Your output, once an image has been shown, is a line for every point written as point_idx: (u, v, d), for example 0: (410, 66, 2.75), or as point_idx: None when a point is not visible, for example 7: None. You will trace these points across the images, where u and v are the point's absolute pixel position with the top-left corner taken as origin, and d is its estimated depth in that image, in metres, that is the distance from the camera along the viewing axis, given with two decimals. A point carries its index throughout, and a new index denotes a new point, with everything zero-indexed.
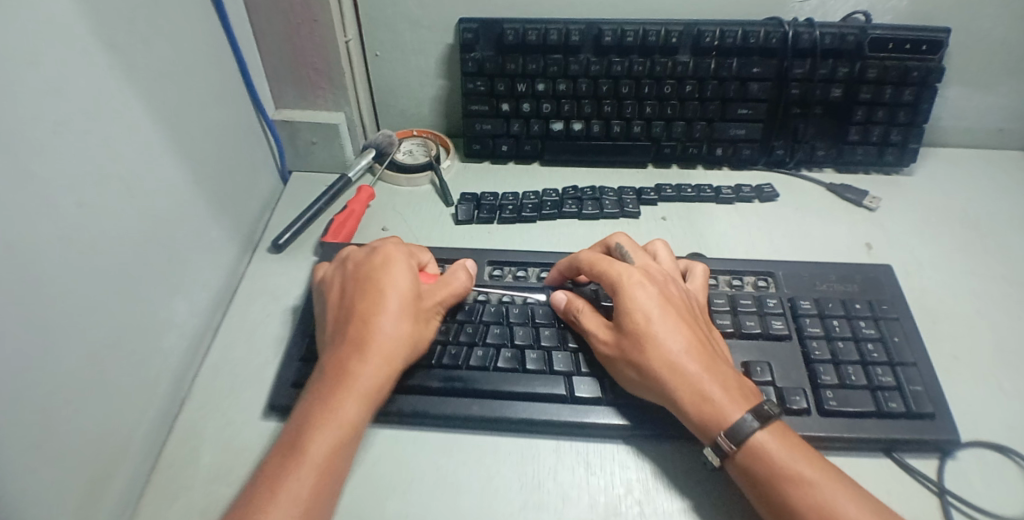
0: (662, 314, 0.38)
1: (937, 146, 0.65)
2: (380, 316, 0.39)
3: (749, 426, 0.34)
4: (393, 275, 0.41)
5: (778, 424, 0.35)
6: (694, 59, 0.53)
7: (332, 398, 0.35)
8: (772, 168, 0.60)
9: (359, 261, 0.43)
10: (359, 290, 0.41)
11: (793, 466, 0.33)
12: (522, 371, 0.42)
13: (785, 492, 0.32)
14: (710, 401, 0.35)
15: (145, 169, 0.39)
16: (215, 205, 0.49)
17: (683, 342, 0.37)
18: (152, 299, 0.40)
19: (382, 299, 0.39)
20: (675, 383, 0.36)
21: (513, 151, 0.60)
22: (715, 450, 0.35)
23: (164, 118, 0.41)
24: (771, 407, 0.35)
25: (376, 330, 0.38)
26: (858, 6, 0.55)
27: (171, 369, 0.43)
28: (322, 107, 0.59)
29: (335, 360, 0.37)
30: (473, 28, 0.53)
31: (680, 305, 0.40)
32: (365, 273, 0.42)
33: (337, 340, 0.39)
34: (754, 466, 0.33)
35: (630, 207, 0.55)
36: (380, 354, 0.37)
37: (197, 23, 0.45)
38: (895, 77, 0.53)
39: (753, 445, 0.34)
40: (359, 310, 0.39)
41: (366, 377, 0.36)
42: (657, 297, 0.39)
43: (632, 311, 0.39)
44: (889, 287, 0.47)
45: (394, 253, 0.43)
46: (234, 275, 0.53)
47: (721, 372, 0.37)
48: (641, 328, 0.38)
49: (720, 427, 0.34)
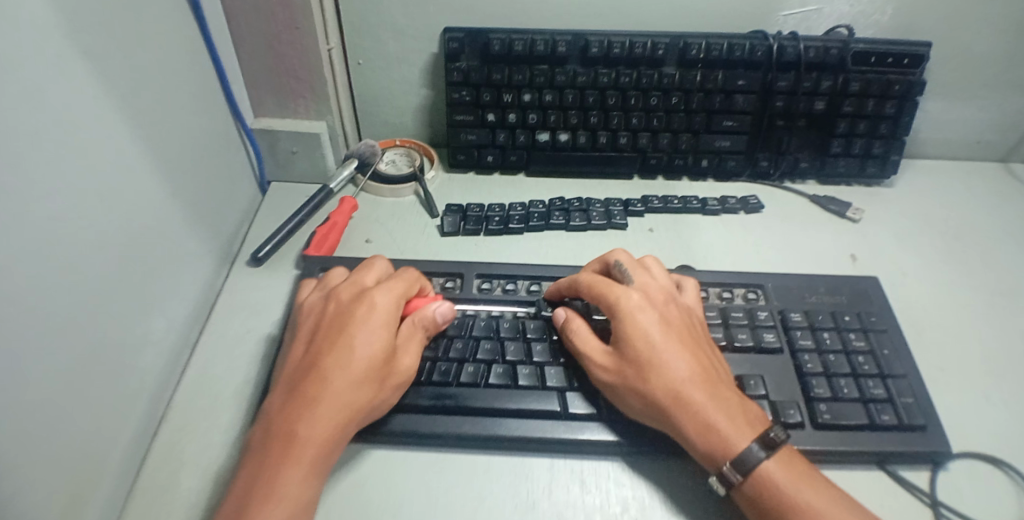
0: (665, 338, 0.38)
1: (915, 158, 0.66)
2: (338, 373, 0.35)
3: (757, 455, 0.33)
4: (367, 324, 0.38)
5: (784, 449, 0.34)
6: (680, 70, 0.53)
7: (277, 470, 0.32)
8: (757, 180, 0.60)
9: (340, 297, 0.40)
10: (326, 334, 0.38)
11: (797, 496, 0.32)
12: (515, 387, 0.41)
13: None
14: (717, 435, 0.34)
15: (123, 179, 0.37)
16: (193, 215, 0.47)
17: (692, 380, 0.36)
18: (127, 315, 0.38)
19: (345, 351, 0.36)
20: (681, 412, 0.35)
21: (499, 162, 0.59)
22: (721, 479, 0.34)
23: (140, 124, 0.40)
24: (778, 434, 0.34)
25: (331, 391, 0.35)
26: (841, 20, 0.56)
27: (147, 390, 0.40)
28: (303, 115, 0.57)
29: (280, 421, 0.34)
30: (459, 37, 0.53)
31: (687, 336, 0.39)
32: (339, 314, 0.39)
33: (286, 395, 0.35)
34: (761, 496, 0.33)
35: (618, 218, 0.54)
36: (329, 419, 0.34)
37: (175, 25, 0.44)
38: (877, 90, 0.54)
39: (760, 475, 0.33)
40: (319, 363, 0.36)
41: (311, 445, 0.33)
42: (658, 329, 0.38)
43: (636, 343, 0.38)
44: (877, 298, 0.47)
45: (379, 295, 0.39)
46: (212, 289, 0.51)
47: (729, 401, 0.36)
48: (646, 353, 0.37)
49: (727, 456, 0.34)
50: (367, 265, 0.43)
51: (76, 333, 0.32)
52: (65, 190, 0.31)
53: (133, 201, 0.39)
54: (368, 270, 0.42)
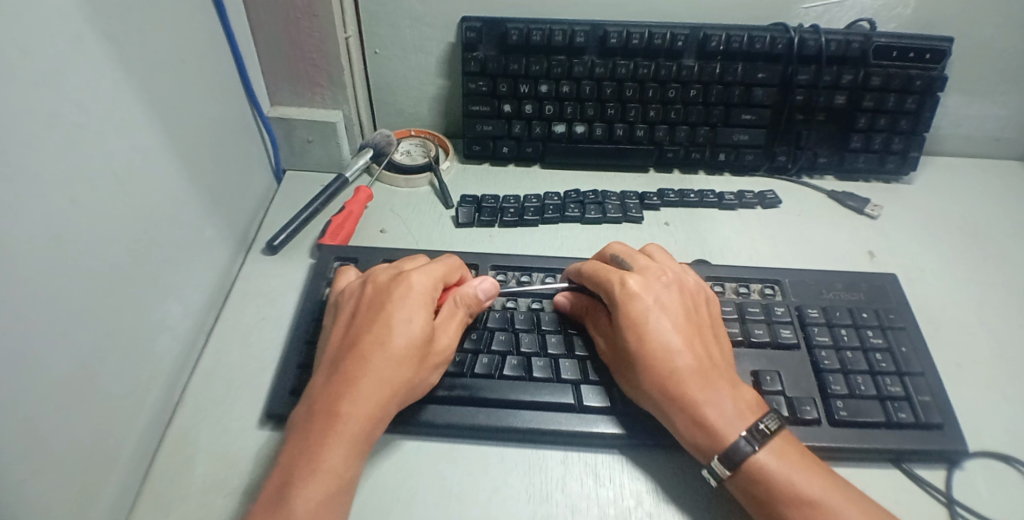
0: (670, 326, 0.38)
1: (934, 154, 0.66)
2: (378, 352, 0.35)
3: (745, 450, 0.33)
4: (406, 304, 0.38)
5: (779, 440, 0.34)
6: (699, 62, 0.52)
7: (319, 446, 0.32)
8: (774, 175, 0.59)
9: (378, 279, 0.40)
10: (367, 314, 0.38)
11: (791, 489, 0.32)
12: (529, 379, 0.41)
13: (786, 514, 0.32)
14: (709, 424, 0.34)
15: (140, 165, 0.37)
16: (208, 203, 0.47)
17: (687, 368, 0.36)
18: (145, 301, 0.38)
19: (382, 329, 0.36)
20: (685, 398, 0.35)
21: (513, 153, 0.58)
22: (713, 473, 0.34)
23: (158, 110, 0.40)
24: (769, 425, 0.34)
25: (371, 370, 0.35)
26: (863, 13, 0.55)
27: (162, 374, 0.41)
28: (318, 104, 0.57)
29: (325, 400, 0.34)
30: (476, 26, 0.52)
31: (688, 324, 0.39)
32: (377, 295, 0.39)
33: (330, 372, 0.36)
34: (754, 489, 0.33)
35: (633, 212, 0.54)
36: (371, 398, 0.34)
37: (191, 12, 0.43)
38: (898, 85, 0.53)
39: (753, 466, 0.33)
40: (359, 342, 0.36)
41: (355, 422, 0.33)
42: (661, 314, 0.39)
43: (631, 330, 0.38)
44: (895, 295, 0.47)
45: (416, 277, 0.39)
46: (227, 277, 0.51)
47: (721, 390, 0.36)
48: (652, 340, 0.37)
49: (718, 448, 0.34)
50: (408, 256, 0.44)
51: (94, 319, 0.32)
52: (83, 175, 0.31)
53: (150, 187, 0.39)
54: (409, 260, 0.43)
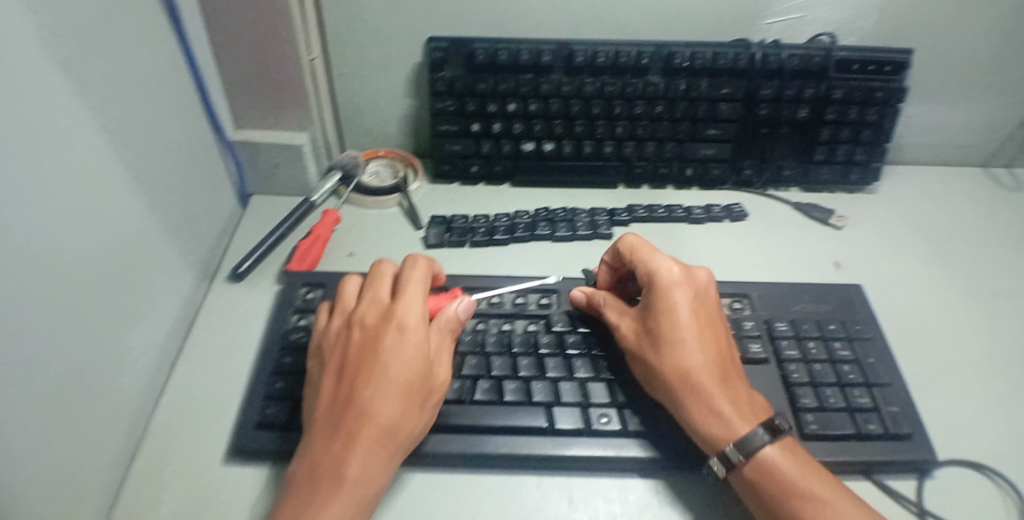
0: (693, 320, 0.40)
1: (897, 163, 0.67)
2: (380, 405, 0.35)
3: (761, 439, 0.35)
4: (400, 348, 0.37)
5: (787, 439, 0.36)
6: (664, 79, 0.53)
7: (318, 511, 0.31)
8: (741, 188, 0.60)
9: (365, 321, 0.39)
10: (359, 364, 0.37)
11: (797, 483, 0.33)
12: (501, 403, 0.40)
13: (795, 507, 0.33)
14: (721, 417, 0.36)
15: (101, 194, 0.37)
16: (171, 231, 0.46)
17: (707, 365, 0.38)
18: (107, 335, 0.37)
19: (380, 377, 0.36)
20: (698, 393, 0.37)
21: (483, 172, 0.58)
22: (722, 461, 0.35)
23: (117, 137, 0.39)
24: (781, 422, 0.36)
25: (372, 421, 0.34)
26: (825, 27, 0.56)
27: (127, 409, 0.40)
28: (283, 127, 0.56)
29: (324, 460, 0.33)
30: (442, 46, 0.52)
31: (710, 321, 0.41)
32: (367, 340, 0.38)
33: (325, 431, 0.34)
34: (762, 481, 0.34)
35: (603, 228, 0.53)
36: (373, 454, 0.34)
37: (150, 37, 0.43)
38: (860, 97, 0.54)
39: (763, 459, 0.34)
40: (356, 395, 0.35)
41: (359, 483, 0.33)
42: (691, 308, 0.40)
43: (663, 320, 0.40)
44: (862, 306, 0.47)
45: (406, 315, 0.39)
46: (191, 306, 0.50)
47: (736, 390, 0.37)
48: (674, 334, 0.39)
49: (729, 438, 0.35)
50: (379, 279, 0.42)
51: (59, 352, 0.31)
52: (46, 206, 0.30)
53: (111, 216, 0.38)
54: (382, 285, 0.42)
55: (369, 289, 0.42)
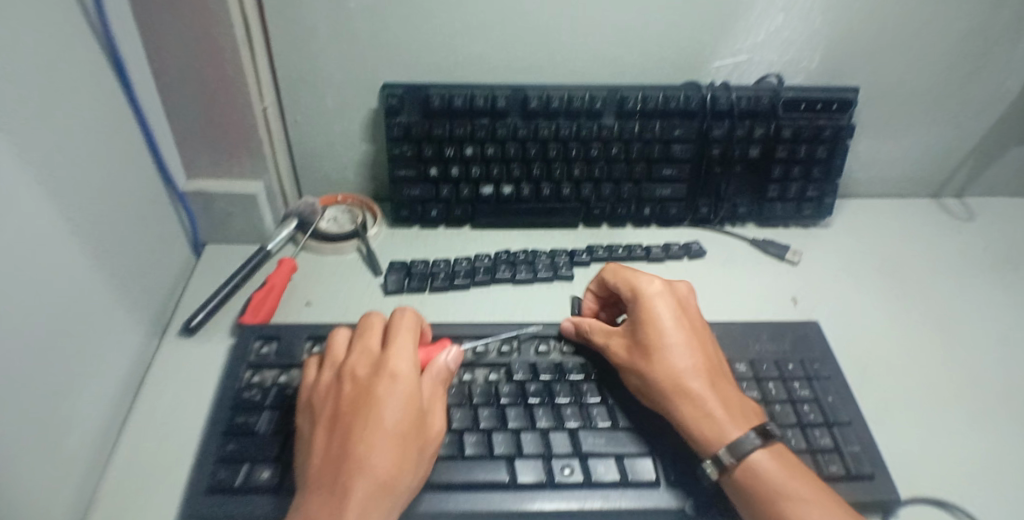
0: (678, 328, 0.42)
1: (849, 196, 0.69)
2: (375, 458, 0.33)
3: (752, 442, 0.36)
4: (394, 397, 0.36)
5: (777, 445, 0.37)
6: (619, 121, 0.54)
7: None
8: (698, 225, 0.61)
9: (355, 372, 0.38)
10: (352, 416, 0.35)
11: (786, 488, 0.34)
12: (461, 457, 0.39)
13: (787, 514, 0.33)
14: (715, 421, 0.37)
15: (47, 249, 0.35)
16: (118, 285, 0.45)
17: (695, 369, 0.40)
18: (54, 397, 0.35)
19: (375, 431, 0.34)
20: (690, 397, 0.39)
21: (443, 216, 0.58)
22: (715, 464, 0.36)
23: (62, 191, 0.37)
24: (771, 426, 0.37)
25: (370, 474, 0.33)
26: (770, 69, 0.58)
27: (72, 476, 0.37)
28: (237, 176, 0.56)
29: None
30: (397, 93, 0.52)
31: (694, 330, 0.43)
32: (359, 392, 0.36)
33: (317, 489, 0.32)
34: (753, 488, 0.35)
35: (563, 270, 0.54)
36: (371, 510, 0.32)
37: (97, 87, 0.42)
38: (808, 135, 0.55)
39: (753, 462, 0.35)
40: (350, 449, 0.33)
41: None
42: (674, 316, 0.43)
43: (648, 329, 0.42)
44: (818, 344, 0.47)
45: (398, 363, 0.38)
46: (140, 364, 0.48)
47: (726, 394, 0.39)
48: (661, 341, 0.41)
49: (723, 441, 0.36)
50: (368, 328, 0.41)
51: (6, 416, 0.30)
52: None
53: (57, 273, 0.36)
54: (370, 334, 0.41)
55: (357, 339, 0.41)
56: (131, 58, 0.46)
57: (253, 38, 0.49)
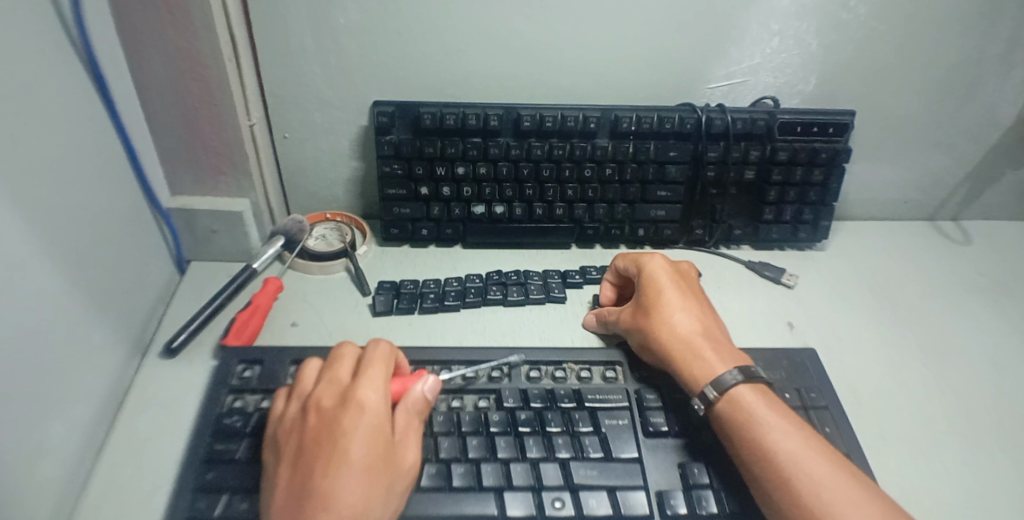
0: (676, 292, 0.47)
1: (843, 218, 0.68)
2: (340, 494, 0.32)
3: (733, 377, 0.39)
4: (360, 430, 0.35)
5: (760, 385, 0.40)
6: (612, 142, 0.53)
7: None
8: (693, 246, 0.60)
9: (322, 403, 0.37)
10: (317, 451, 0.34)
11: (765, 416, 0.37)
12: (449, 488, 0.37)
13: (767, 436, 0.36)
14: (703, 363, 0.41)
15: (22, 268, 0.34)
16: (97, 305, 0.43)
17: (688, 323, 0.44)
18: (28, 424, 0.34)
19: (340, 465, 0.33)
20: (681, 343, 0.42)
21: (433, 234, 0.57)
22: (702, 399, 0.40)
23: (40, 206, 0.36)
24: (755, 370, 0.41)
25: (334, 512, 0.31)
26: (765, 92, 0.57)
27: (44, 507, 0.35)
28: (223, 193, 0.55)
29: None
30: (388, 111, 0.51)
31: (693, 297, 0.47)
32: (325, 426, 0.35)
33: None
34: (736, 414, 0.38)
35: (555, 291, 0.53)
36: None
37: (78, 98, 0.41)
38: (804, 158, 0.55)
39: (736, 395, 0.39)
40: (313, 486, 0.32)
41: None
42: (674, 284, 0.47)
43: (648, 291, 0.47)
44: (815, 371, 0.46)
45: (366, 394, 0.37)
46: (119, 386, 0.46)
47: (719, 347, 0.43)
48: (658, 299, 0.46)
49: (708, 378, 0.40)
50: (337, 358, 0.40)
51: None
52: None
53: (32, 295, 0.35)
54: (339, 364, 0.39)
55: (327, 368, 0.40)
56: (115, 71, 0.45)
57: (240, 52, 0.48)
